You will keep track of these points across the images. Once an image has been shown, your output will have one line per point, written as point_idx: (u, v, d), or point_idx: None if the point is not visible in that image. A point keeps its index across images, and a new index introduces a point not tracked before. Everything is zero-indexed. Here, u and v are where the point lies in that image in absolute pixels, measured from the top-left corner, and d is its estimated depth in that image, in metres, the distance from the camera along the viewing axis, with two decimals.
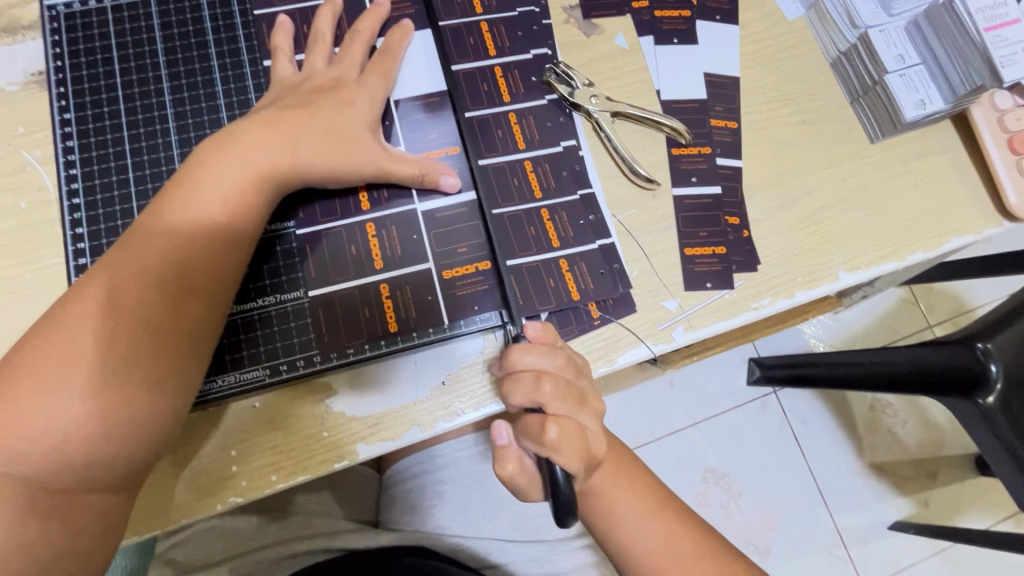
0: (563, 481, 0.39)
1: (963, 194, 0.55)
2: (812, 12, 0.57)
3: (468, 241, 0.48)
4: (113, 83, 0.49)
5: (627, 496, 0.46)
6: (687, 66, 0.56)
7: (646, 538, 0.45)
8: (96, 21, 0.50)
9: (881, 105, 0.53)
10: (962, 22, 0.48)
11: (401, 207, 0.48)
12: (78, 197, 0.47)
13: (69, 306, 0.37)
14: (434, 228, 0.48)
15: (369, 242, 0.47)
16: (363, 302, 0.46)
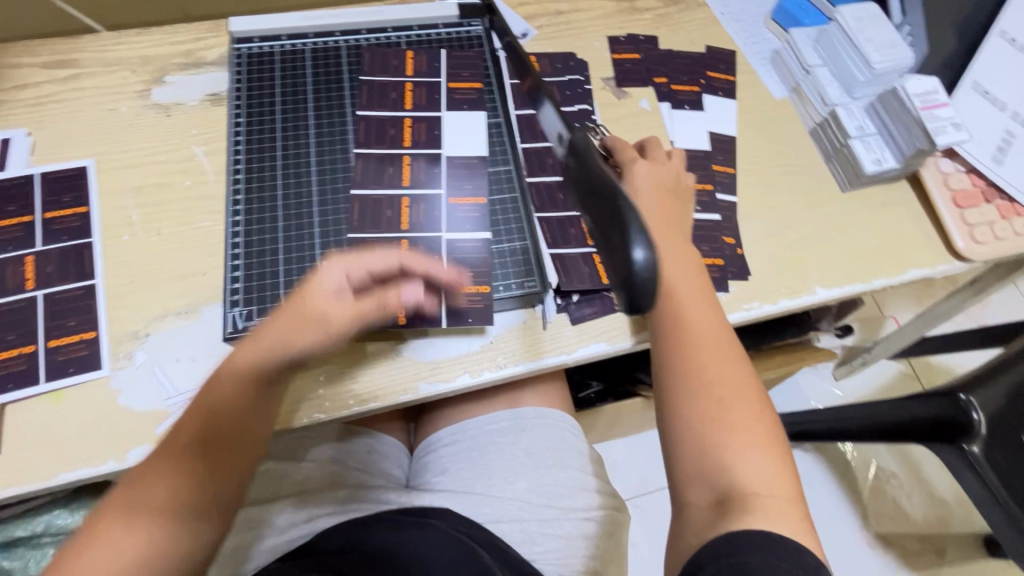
0: (642, 265, 0.32)
1: (919, 236, 0.68)
2: (794, 94, 0.74)
3: (474, 269, 0.57)
4: (274, 104, 0.64)
5: (717, 348, 0.48)
6: (695, 125, 0.72)
7: (726, 388, 0.46)
8: (267, 58, 0.66)
9: (848, 163, 0.68)
10: (903, 104, 0.64)
11: (434, 227, 0.58)
12: (240, 183, 0.60)
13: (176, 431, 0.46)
14: (454, 250, 0.57)
15: (401, 255, 0.56)
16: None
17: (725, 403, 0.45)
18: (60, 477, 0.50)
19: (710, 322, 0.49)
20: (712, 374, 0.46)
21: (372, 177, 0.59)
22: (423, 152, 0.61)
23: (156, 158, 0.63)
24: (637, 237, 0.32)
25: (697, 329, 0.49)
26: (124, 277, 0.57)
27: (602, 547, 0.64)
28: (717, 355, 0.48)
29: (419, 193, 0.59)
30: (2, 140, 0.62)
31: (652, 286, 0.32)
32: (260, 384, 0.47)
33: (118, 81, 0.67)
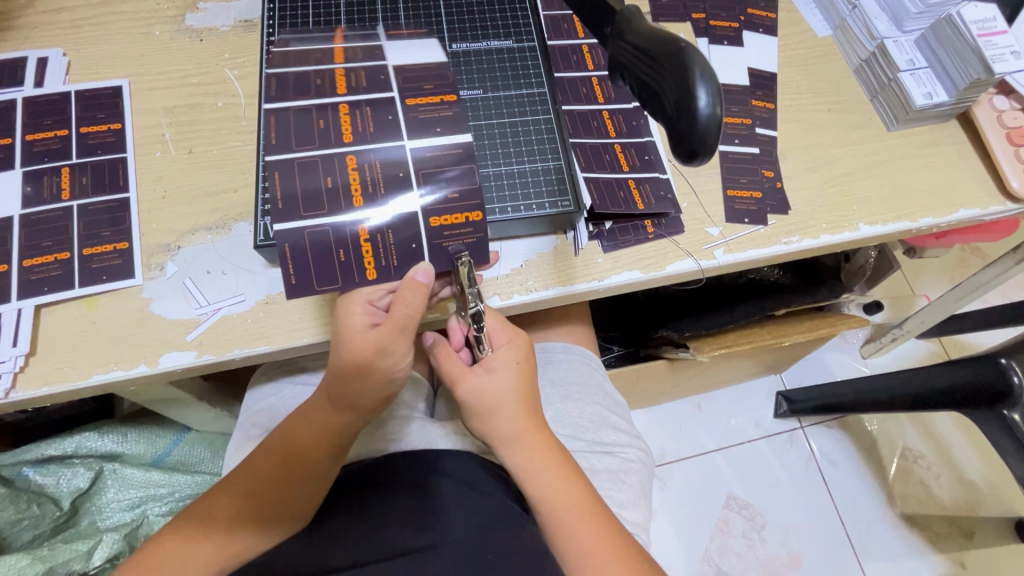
0: (706, 109, 0.35)
1: (970, 176, 0.65)
2: (838, 32, 0.71)
3: (452, 189, 0.51)
4: (306, 31, 0.63)
5: (556, 475, 0.50)
6: (735, 61, 0.69)
7: (577, 518, 0.49)
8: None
9: (896, 98, 0.65)
10: (959, 30, 0.62)
11: (382, 145, 0.51)
12: None
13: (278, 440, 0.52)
14: (421, 168, 0.51)
15: (349, 176, 0.50)
16: (337, 244, 0.49)
17: (572, 522, 0.49)
18: (93, 378, 0.50)
19: (544, 446, 0.51)
20: (570, 518, 0.49)
21: (301, 88, 0.53)
22: (361, 66, 0.55)
23: (188, 80, 0.63)
24: (695, 79, 0.35)
25: (536, 466, 0.50)
26: (155, 191, 0.57)
27: (624, 484, 0.63)
28: (557, 479, 0.50)
29: (360, 100, 0.52)
30: (39, 59, 0.62)
31: (713, 130, 0.36)
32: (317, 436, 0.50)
33: (151, 6, 0.67)
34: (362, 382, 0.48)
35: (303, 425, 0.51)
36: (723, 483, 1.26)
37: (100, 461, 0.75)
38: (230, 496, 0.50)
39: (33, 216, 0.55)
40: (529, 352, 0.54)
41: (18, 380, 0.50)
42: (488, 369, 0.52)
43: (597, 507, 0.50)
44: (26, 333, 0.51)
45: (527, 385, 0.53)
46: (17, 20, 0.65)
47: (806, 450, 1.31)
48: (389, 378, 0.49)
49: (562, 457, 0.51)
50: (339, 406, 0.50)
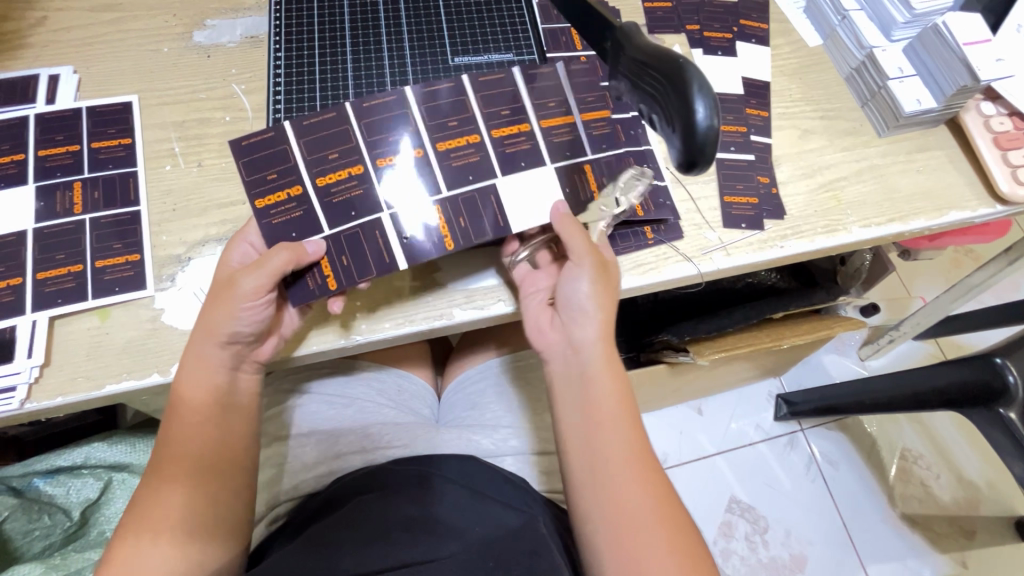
0: (704, 121, 0.37)
1: (960, 180, 0.66)
2: (829, 42, 0.73)
3: (352, 254, 0.53)
4: (313, 63, 0.67)
5: (609, 389, 0.51)
6: (729, 70, 0.71)
7: (625, 436, 0.50)
8: (307, 18, 0.69)
9: (887, 106, 0.67)
10: (946, 41, 0.63)
11: (377, 191, 0.54)
12: None
13: (171, 431, 0.51)
14: (362, 231, 0.53)
15: (341, 173, 0.54)
16: (279, 170, 0.53)
17: (614, 431, 0.50)
18: (106, 389, 0.51)
19: (603, 358, 0.52)
20: (610, 444, 0.50)
21: (432, 112, 0.56)
22: (480, 153, 0.56)
23: (196, 96, 0.64)
24: (693, 92, 0.37)
25: (597, 377, 0.51)
26: (165, 205, 0.59)
27: None
28: (609, 398, 0.51)
29: (432, 162, 0.55)
30: (50, 76, 0.64)
31: (709, 139, 0.38)
32: (200, 403, 0.50)
33: (159, 24, 0.69)
34: (218, 310, 0.49)
35: (191, 399, 0.50)
36: (724, 486, 1.26)
37: (109, 472, 0.76)
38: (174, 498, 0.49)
39: (46, 229, 0.56)
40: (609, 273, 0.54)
41: (33, 391, 0.51)
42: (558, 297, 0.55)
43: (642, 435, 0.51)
44: (41, 345, 0.52)
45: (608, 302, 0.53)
46: (28, 39, 0.66)
47: (807, 453, 1.32)
48: (232, 316, 0.49)
49: (620, 379, 0.52)
50: (199, 357, 0.50)
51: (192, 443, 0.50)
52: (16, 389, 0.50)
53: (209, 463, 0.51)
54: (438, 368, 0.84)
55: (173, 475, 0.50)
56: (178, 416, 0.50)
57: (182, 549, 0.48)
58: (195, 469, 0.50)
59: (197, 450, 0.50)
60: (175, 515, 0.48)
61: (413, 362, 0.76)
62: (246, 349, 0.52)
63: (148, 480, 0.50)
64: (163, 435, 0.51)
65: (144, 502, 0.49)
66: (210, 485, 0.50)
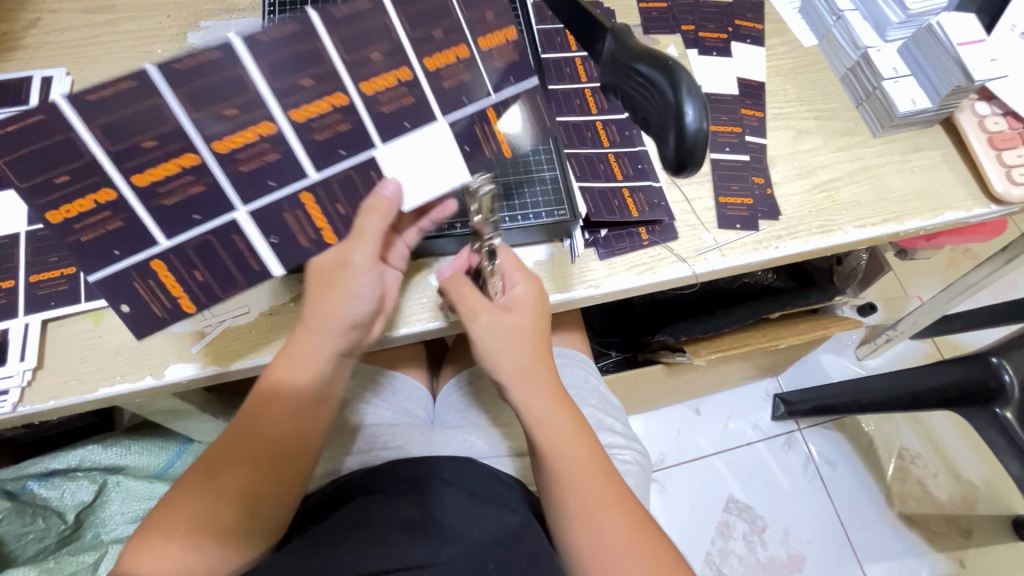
0: (693, 124, 0.37)
1: (955, 180, 0.66)
2: (824, 42, 0.74)
3: (205, 267, 0.47)
4: None
5: (564, 422, 0.52)
6: (724, 70, 0.71)
7: (579, 466, 0.50)
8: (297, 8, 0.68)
9: (881, 106, 0.67)
10: (940, 41, 0.63)
11: (301, 155, 0.44)
12: None
13: (256, 419, 0.48)
14: (289, 201, 0.46)
15: (242, 133, 0.42)
16: (152, 134, 0.40)
17: (574, 466, 0.50)
18: (99, 392, 0.51)
19: (552, 393, 0.52)
20: (575, 480, 0.50)
21: (354, 41, 0.42)
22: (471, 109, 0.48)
23: None
24: (683, 94, 0.37)
25: (544, 411, 0.51)
26: None
27: None
28: (564, 434, 0.51)
29: (358, 112, 0.44)
30: (43, 78, 0.64)
31: (699, 142, 0.38)
32: (299, 386, 0.48)
33: (153, 25, 0.69)
34: (325, 295, 0.48)
35: (288, 387, 0.48)
36: (722, 485, 1.26)
37: (103, 474, 0.76)
38: (197, 501, 0.46)
39: (39, 231, 0.56)
40: (546, 295, 0.55)
41: (26, 394, 0.51)
42: (508, 308, 0.53)
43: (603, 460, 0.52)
44: (34, 348, 0.51)
45: (540, 328, 0.53)
46: (22, 41, 0.66)
47: (804, 452, 1.32)
48: (354, 297, 0.48)
49: (567, 407, 0.53)
50: (306, 346, 0.48)
51: (270, 437, 0.48)
52: (9, 392, 0.50)
53: (277, 460, 0.48)
54: (434, 369, 0.84)
55: (225, 470, 0.46)
56: (268, 401, 0.48)
57: (225, 547, 0.45)
58: (262, 463, 0.47)
59: (267, 448, 0.47)
60: (236, 506, 0.46)
61: (408, 363, 0.76)
62: (362, 331, 0.51)
63: (204, 470, 0.47)
64: (241, 421, 0.48)
65: (195, 496, 0.46)
66: (277, 480, 0.48)
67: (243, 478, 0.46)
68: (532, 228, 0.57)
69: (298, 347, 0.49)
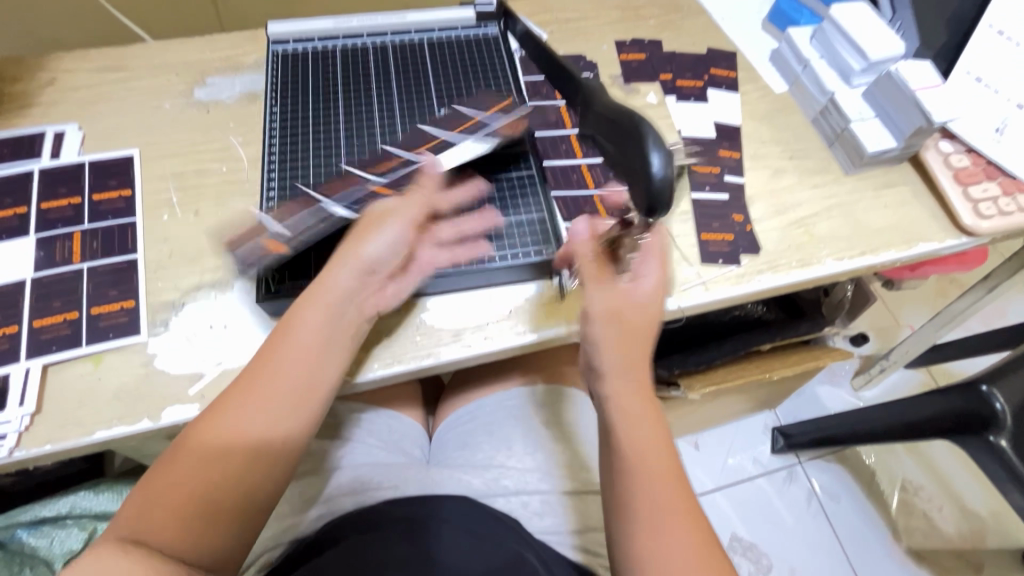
0: (659, 174, 0.40)
1: (925, 214, 0.70)
2: (794, 88, 0.78)
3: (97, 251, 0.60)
4: (306, 105, 0.69)
5: (646, 426, 0.50)
6: (702, 116, 0.76)
7: (653, 466, 0.48)
8: (300, 58, 0.72)
9: (850, 146, 0.71)
10: (898, 86, 0.67)
11: (120, 218, 0.62)
12: (271, 171, 0.64)
13: (254, 423, 0.47)
14: (111, 236, 0.61)
15: (106, 189, 0.63)
16: (106, 189, 0.64)
17: (650, 468, 0.47)
18: (96, 435, 0.52)
19: (632, 394, 0.51)
20: (643, 490, 0.47)
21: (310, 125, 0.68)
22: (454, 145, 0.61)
23: (195, 148, 0.68)
24: (648, 146, 0.40)
25: (626, 407, 0.50)
26: (162, 254, 0.61)
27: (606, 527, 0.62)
28: (644, 439, 0.49)
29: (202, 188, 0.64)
30: (57, 133, 0.67)
31: (666, 190, 0.40)
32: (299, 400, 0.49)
33: (163, 83, 0.73)
34: (333, 310, 0.51)
35: (291, 398, 0.49)
36: (724, 522, 1.24)
37: (93, 521, 0.74)
38: (195, 499, 0.44)
39: (45, 278, 0.57)
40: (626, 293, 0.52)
41: (24, 438, 0.51)
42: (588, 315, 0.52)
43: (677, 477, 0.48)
44: (34, 393, 0.52)
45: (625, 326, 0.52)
46: (38, 98, 0.70)
47: (806, 486, 1.30)
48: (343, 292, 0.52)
49: (649, 405, 0.51)
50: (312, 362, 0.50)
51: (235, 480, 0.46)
52: (7, 437, 0.51)
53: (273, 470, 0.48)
54: (429, 407, 0.84)
55: (181, 511, 0.43)
56: (276, 411, 0.48)
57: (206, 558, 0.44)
58: (257, 473, 0.47)
59: (238, 494, 0.46)
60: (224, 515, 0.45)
61: (404, 402, 0.76)
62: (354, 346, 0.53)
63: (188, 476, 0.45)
64: (234, 427, 0.47)
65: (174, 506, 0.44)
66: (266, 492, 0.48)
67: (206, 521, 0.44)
68: (523, 265, 0.59)
69: (305, 357, 0.49)
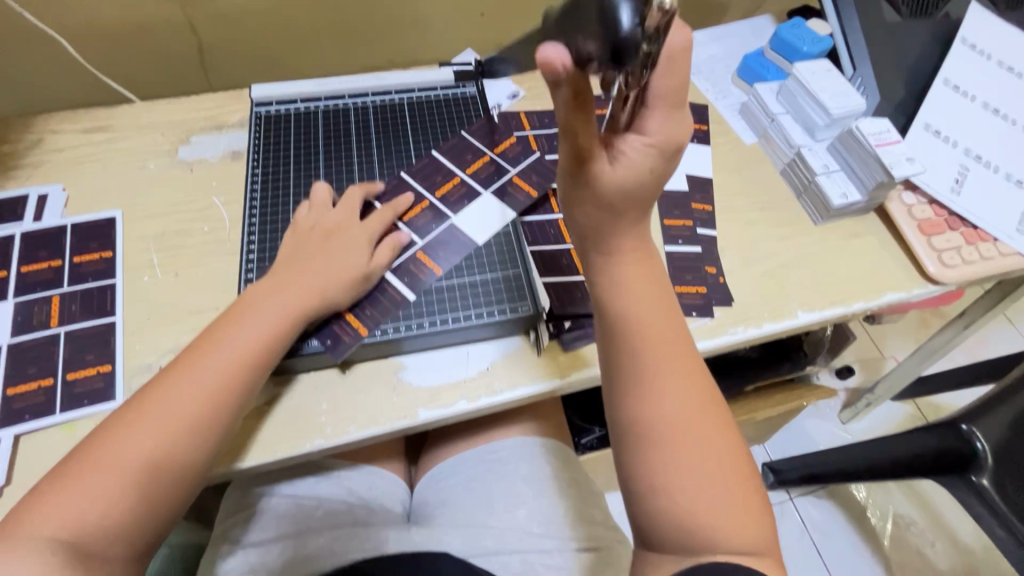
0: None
1: (893, 263, 0.72)
2: (763, 140, 0.81)
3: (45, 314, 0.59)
4: (287, 166, 0.70)
5: (653, 307, 0.48)
6: (675, 168, 0.78)
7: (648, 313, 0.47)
8: (282, 119, 0.74)
9: (817, 199, 0.73)
10: (859, 142, 0.70)
11: (32, 266, 0.62)
12: (254, 235, 0.65)
13: (170, 407, 0.48)
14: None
15: (79, 252, 0.64)
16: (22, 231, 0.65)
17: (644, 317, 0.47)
18: None
19: (639, 274, 0.48)
20: (654, 382, 0.46)
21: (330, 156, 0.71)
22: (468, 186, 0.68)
23: (178, 208, 0.69)
24: None
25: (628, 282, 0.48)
26: (141, 316, 0.61)
27: None
28: (647, 331, 0.47)
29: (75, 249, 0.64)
30: (40, 195, 0.68)
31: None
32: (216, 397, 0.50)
33: (149, 143, 0.75)
34: (270, 306, 0.54)
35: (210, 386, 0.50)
36: None
37: None
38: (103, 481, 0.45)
39: (20, 344, 0.58)
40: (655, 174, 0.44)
41: None
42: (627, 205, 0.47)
43: (690, 376, 0.46)
44: (4, 464, 0.52)
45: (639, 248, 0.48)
46: (23, 160, 0.71)
47: (798, 523, 1.29)
48: (307, 289, 0.56)
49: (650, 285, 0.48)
50: (232, 358, 0.51)
51: (151, 476, 0.46)
52: None
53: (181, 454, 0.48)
54: (411, 458, 0.84)
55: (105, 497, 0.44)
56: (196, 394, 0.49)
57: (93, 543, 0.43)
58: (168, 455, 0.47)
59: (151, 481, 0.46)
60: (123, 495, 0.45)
61: (386, 455, 0.76)
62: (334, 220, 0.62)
63: (91, 454, 0.46)
64: (157, 413, 0.48)
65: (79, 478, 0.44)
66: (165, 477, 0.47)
67: (125, 508, 0.45)
68: (495, 321, 0.60)
69: (228, 352, 0.51)
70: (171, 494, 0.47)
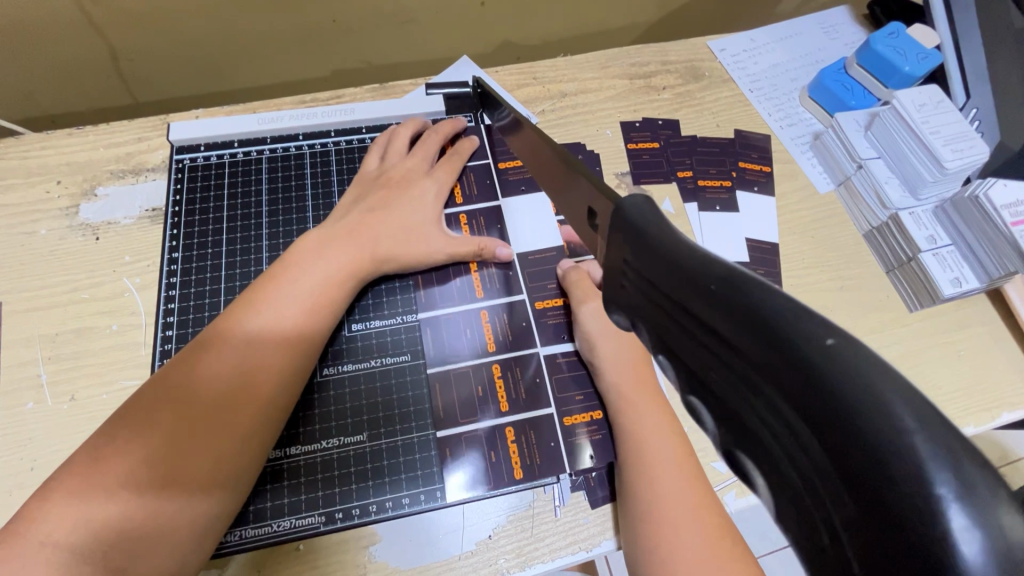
0: None
1: (1010, 367, 0.56)
2: (843, 189, 0.64)
3: None
4: (219, 238, 0.54)
5: (665, 437, 0.44)
6: (730, 230, 0.61)
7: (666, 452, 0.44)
8: (215, 169, 0.57)
9: (918, 280, 0.57)
10: (989, 217, 0.53)
11: None
12: (171, 341, 0.50)
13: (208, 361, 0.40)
14: None
15: None
16: None
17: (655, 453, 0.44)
18: None
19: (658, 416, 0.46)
20: (656, 504, 0.41)
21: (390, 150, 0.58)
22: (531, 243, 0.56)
23: (76, 296, 0.52)
24: None
25: (634, 397, 0.47)
26: (21, 463, 0.45)
27: None
28: (663, 458, 0.43)
29: None
30: None
31: None
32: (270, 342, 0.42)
33: (38, 195, 0.56)
34: (315, 266, 0.47)
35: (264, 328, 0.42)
36: None
37: None
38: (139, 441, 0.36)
39: None
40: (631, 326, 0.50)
41: None
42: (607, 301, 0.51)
43: (712, 520, 0.40)
44: None
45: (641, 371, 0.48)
46: None
47: None
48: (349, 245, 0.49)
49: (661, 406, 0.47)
50: (288, 287, 0.45)
51: (179, 455, 0.37)
52: None
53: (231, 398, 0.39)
54: None
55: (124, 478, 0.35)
56: (236, 356, 0.41)
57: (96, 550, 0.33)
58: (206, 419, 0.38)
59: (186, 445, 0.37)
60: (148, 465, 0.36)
61: None
62: (398, 169, 0.55)
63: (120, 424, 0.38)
64: (196, 373, 0.40)
65: (102, 458, 0.36)
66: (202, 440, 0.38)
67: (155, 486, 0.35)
68: (500, 463, 0.47)
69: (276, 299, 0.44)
70: (201, 483, 0.37)
